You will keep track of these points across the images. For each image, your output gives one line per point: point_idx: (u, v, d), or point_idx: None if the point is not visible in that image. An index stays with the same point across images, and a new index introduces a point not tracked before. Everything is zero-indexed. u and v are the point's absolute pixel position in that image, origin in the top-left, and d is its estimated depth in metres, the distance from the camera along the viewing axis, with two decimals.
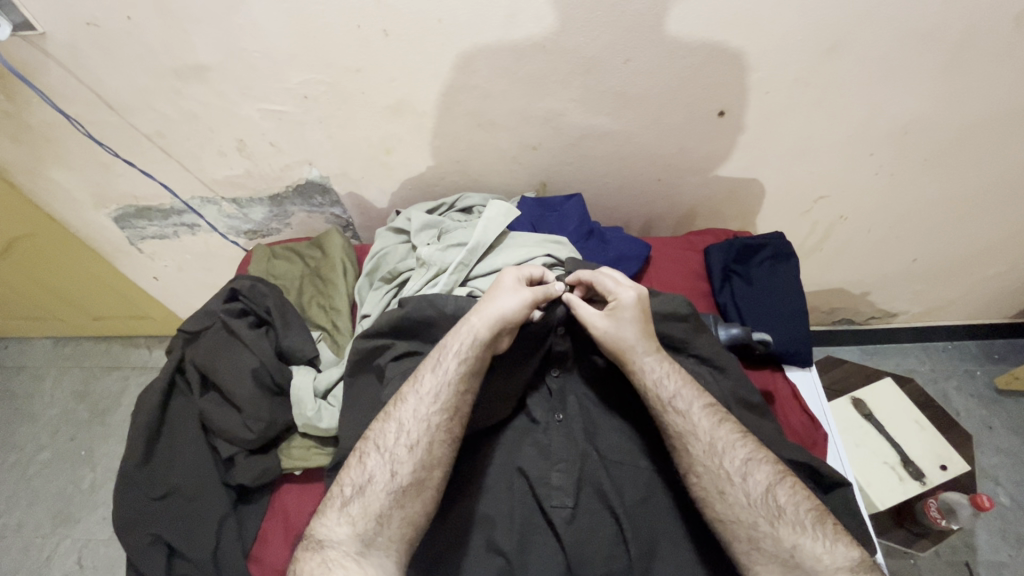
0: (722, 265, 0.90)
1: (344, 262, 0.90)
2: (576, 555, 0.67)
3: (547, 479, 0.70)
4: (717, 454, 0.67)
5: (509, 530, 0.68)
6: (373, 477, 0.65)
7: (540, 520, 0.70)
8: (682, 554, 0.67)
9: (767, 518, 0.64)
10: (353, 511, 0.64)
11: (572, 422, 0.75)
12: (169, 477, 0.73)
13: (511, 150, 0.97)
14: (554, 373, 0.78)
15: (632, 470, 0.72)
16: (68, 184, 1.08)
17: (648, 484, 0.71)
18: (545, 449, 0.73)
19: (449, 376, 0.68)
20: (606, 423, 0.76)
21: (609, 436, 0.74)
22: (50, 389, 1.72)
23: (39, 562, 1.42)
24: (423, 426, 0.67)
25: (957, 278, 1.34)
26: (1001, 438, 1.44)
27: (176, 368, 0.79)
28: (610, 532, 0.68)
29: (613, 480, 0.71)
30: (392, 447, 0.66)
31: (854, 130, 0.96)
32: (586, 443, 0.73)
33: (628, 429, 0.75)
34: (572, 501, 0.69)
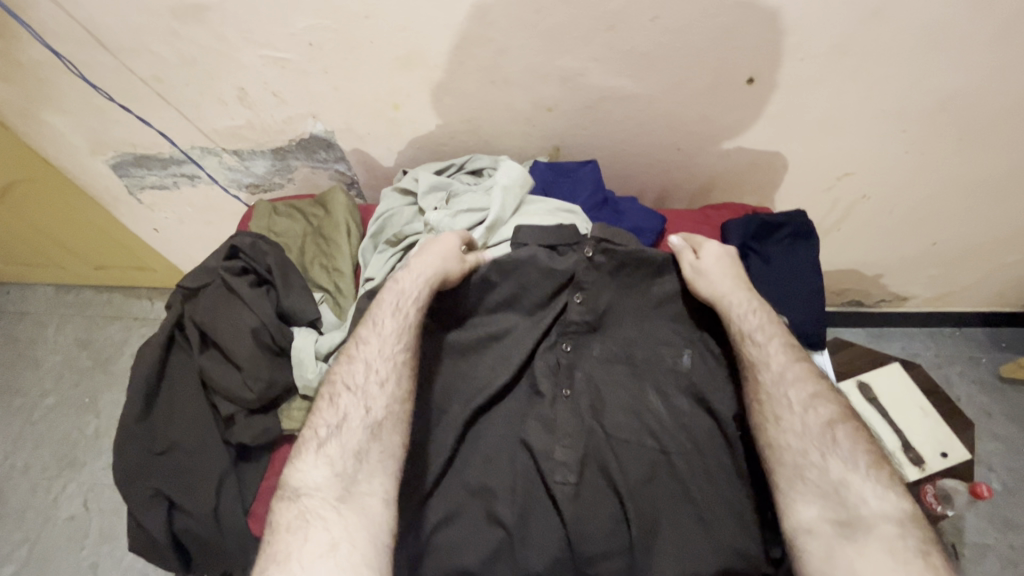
0: (739, 241, 0.85)
1: (348, 223, 0.87)
2: (576, 533, 0.66)
3: (557, 454, 0.69)
4: (784, 384, 0.69)
5: (509, 502, 0.68)
6: (348, 416, 0.65)
7: (541, 493, 0.69)
8: (686, 537, 0.66)
9: (820, 449, 0.64)
10: (331, 452, 0.63)
11: (580, 398, 0.73)
12: (169, 434, 0.72)
13: (525, 111, 0.93)
14: (565, 348, 0.75)
15: (639, 447, 0.70)
16: (63, 128, 1.04)
17: (653, 463, 0.70)
18: (550, 425, 0.71)
19: (410, 318, 0.70)
20: (615, 397, 0.73)
21: (615, 414, 0.72)
22: (53, 336, 1.72)
23: (46, 503, 1.46)
24: (389, 363, 0.68)
25: (974, 264, 1.31)
26: (999, 425, 1.44)
27: (174, 324, 0.75)
28: (612, 509, 0.68)
29: (620, 458, 0.70)
30: (364, 385, 0.67)
31: (888, 104, 0.91)
32: (596, 419, 0.72)
33: (637, 406, 0.72)
34: (577, 477, 0.68)
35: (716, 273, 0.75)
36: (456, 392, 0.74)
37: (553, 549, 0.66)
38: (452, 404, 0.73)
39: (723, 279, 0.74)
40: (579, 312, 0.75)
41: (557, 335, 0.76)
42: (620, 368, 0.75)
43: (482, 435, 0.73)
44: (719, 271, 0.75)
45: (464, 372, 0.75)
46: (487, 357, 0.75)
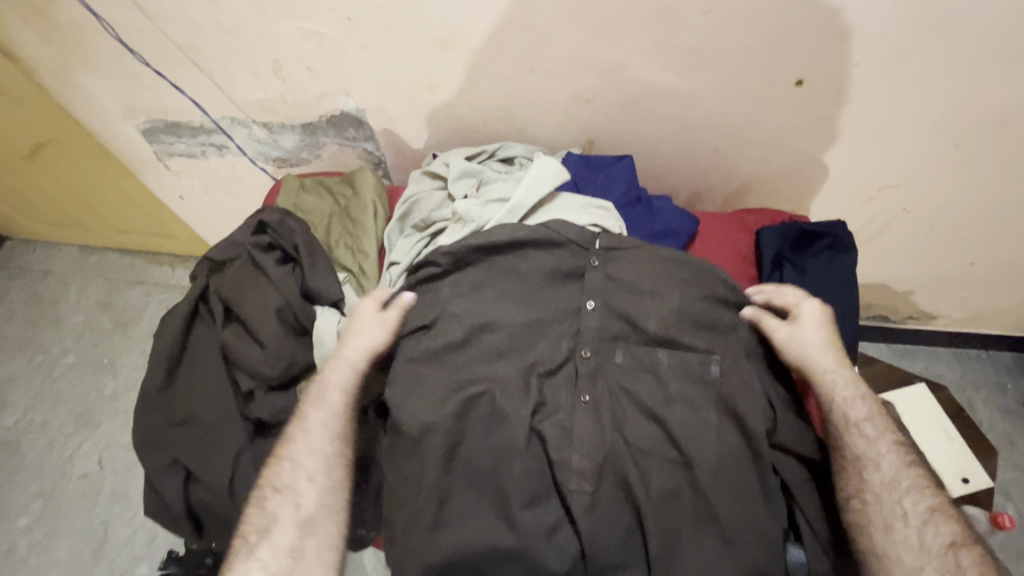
0: (774, 250, 0.82)
1: (376, 206, 0.86)
2: (592, 544, 0.61)
3: (574, 462, 0.64)
4: (899, 492, 0.62)
5: (527, 507, 0.61)
6: (276, 517, 0.60)
7: (552, 500, 0.63)
8: (709, 547, 0.60)
9: (940, 573, 0.57)
10: (264, 555, 0.58)
11: (597, 407, 0.67)
12: (189, 404, 0.71)
13: (562, 102, 0.90)
14: (584, 355, 0.69)
15: (663, 460, 0.64)
16: (96, 91, 1.04)
17: (677, 476, 0.63)
18: (565, 432, 0.66)
19: (335, 407, 0.67)
20: (635, 408, 0.67)
21: (637, 422, 0.66)
22: (76, 297, 1.75)
23: (62, 459, 1.50)
24: (321, 456, 0.65)
25: (1010, 288, 1.27)
26: (1021, 454, 1.41)
27: (200, 297, 0.75)
28: (627, 519, 0.63)
29: (642, 470, 0.63)
30: (294, 480, 0.63)
31: (943, 117, 0.87)
32: (616, 429, 0.66)
33: (662, 414, 0.65)
34: (592, 486, 0.63)
35: (812, 343, 0.70)
36: (443, 391, 0.66)
37: (560, 557, 0.60)
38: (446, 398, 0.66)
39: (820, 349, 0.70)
40: (596, 320, 0.70)
41: (576, 341, 0.70)
42: (647, 377, 0.68)
43: (474, 445, 0.64)
44: (813, 340, 0.70)
45: (465, 364, 0.68)
46: (492, 347, 0.68)
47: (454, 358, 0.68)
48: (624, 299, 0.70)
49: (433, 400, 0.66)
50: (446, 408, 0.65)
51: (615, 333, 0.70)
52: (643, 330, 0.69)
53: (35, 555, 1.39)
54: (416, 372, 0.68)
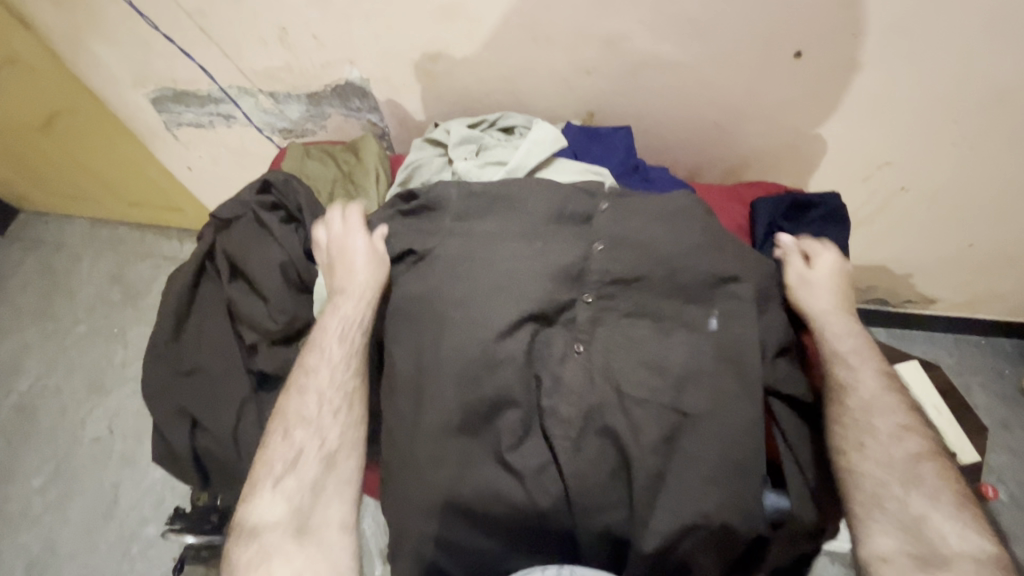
0: (768, 220, 0.82)
1: (377, 170, 0.89)
2: (576, 486, 0.61)
3: (562, 407, 0.64)
4: (873, 412, 0.64)
5: (520, 450, 0.63)
6: (301, 453, 0.62)
7: (539, 445, 0.64)
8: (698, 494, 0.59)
9: (902, 483, 0.59)
10: (288, 488, 0.60)
11: (589, 357, 0.67)
12: (196, 356, 0.74)
13: (564, 72, 0.91)
14: (588, 299, 0.69)
15: (653, 409, 0.63)
16: (107, 58, 1.06)
17: (668, 424, 0.62)
18: (557, 379, 0.66)
19: (354, 344, 0.69)
20: (630, 359, 0.66)
21: (630, 372, 0.65)
22: (87, 268, 1.78)
23: (74, 424, 1.55)
24: (340, 392, 0.67)
25: (1010, 272, 1.27)
26: (1016, 438, 1.42)
27: (206, 254, 0.77)
28: (614, 465, 0.63)
29: (630, 417, 0.63)
30: (317, 419, 0.65)
31: (942, 92, 0.87)
32: (608, 378, 0.65)
33: (657, 364, 0.65)
34: (577, 428, 0.64)
35: (818, 288, 0.73)
36: (446, 331, 0.65)
37: (545, 496, 0.62)
38: (444, 337, 0.65)
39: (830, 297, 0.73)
40: (602, 264, 0.70)
41: (579, 289, 0.70)
42: (643, 332, 0.68)
43: (466, 372, 0.64)
44: (826, 288, 0.74)
45: (460, 292, 0.67)
46: (488, 277, 0.67)
47: (460, 283, 0.67)
48: (633, 247, 0.70)
49: (431, 318, 0.66)
50: (449, 325, 0.65)
51: (620, 280, 0.70)
52: (646, 282, 0.69)
53: (50, 513, 1.44)
54: (416, 295, 0.69)
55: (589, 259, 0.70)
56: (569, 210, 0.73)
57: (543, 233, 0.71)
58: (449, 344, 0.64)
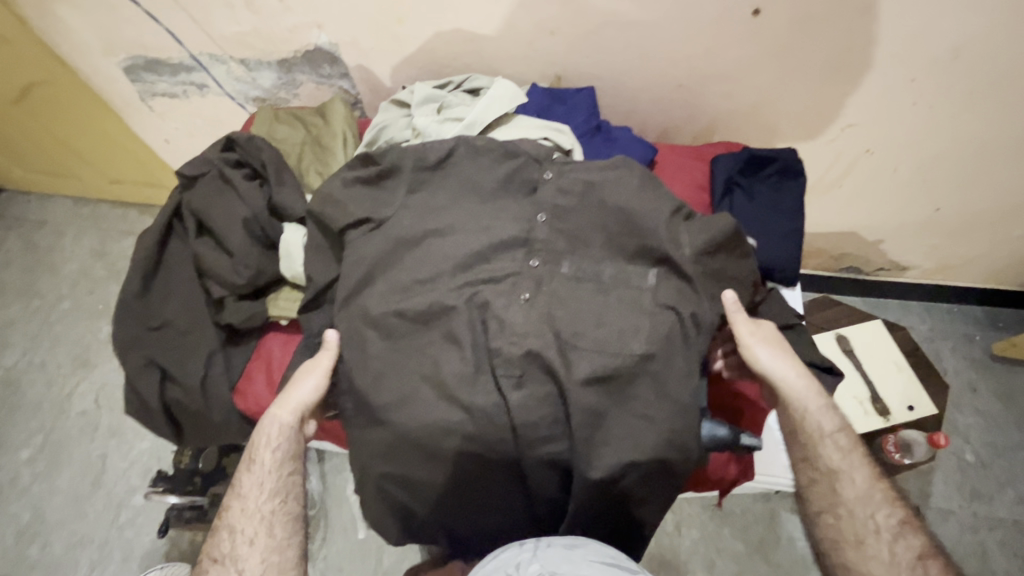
0: (727, 175, 0.84)
1: (345, 132, 0.90)
2: (521, 419, 0.63)
3: (501, 351, 0.65)
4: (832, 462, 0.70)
5: (471, 389, 0.65)
6: (263, 511, 0.68)
7: (485, 384, 0.65)
8: (634, 424, 0.63)
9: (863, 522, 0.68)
10: (258, 540, 0.66)
11: (535, 308, 0.68)
12: (164, 311, 0.76)
13: (529, 34, 0.92)
14: (534, 262, 0.70)
15: (592, 355, 0.65)
16: (75, 25, 1.05)
17: (605, 364, 0.64)
18: (502, 323, 0.67)
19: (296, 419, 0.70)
20: (574, 307, 0.67)
21: (573, 316, 0.67)
22: (69, 246, 1.79)
23: (61, 397, 1.57)
24: (291, 458, 0.70)
25: (975, 237, 1.30)
26: (983, 401, 1.46)
27: (173, 212, 0.78)
28: (554, 403, 0.64)
29: (567, 356, 0.65)
30: (271, 483, 0.69)
31: (896, 49, 0.89)
32: (552, 328, 0.66)
33: (600, 315, 0.67)
34: (520, 369, 0.65)
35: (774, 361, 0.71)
36: (412, 304, 0.68)
37: (491, 428, 0.64)
38: (395, 297, 0.69)
39: (786, 360, 0.71)
40: (545, 233, 0.71)
41: (526, 251, 0.71)
42: (589, 285, 0.69)
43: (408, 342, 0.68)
44: (777, 359, 0.71)
45: (413, 262, 0.70)
46: (438, 249, 0.70)
47: (415, 254, 0.71)
48: (576, 214, 0.72)
49: (384, 290, 0.69)
50: (395, 294, 0.69)
51: (566, 246, 0.71)
52: (589, 243, 0.71)
53: (38, 483, 1.47)
54: (363, 265, 0.70)
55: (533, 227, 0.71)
56: (518, 176, 0.74)
57: (495, 198, 0.73)
58: (395, 314, 0.68)
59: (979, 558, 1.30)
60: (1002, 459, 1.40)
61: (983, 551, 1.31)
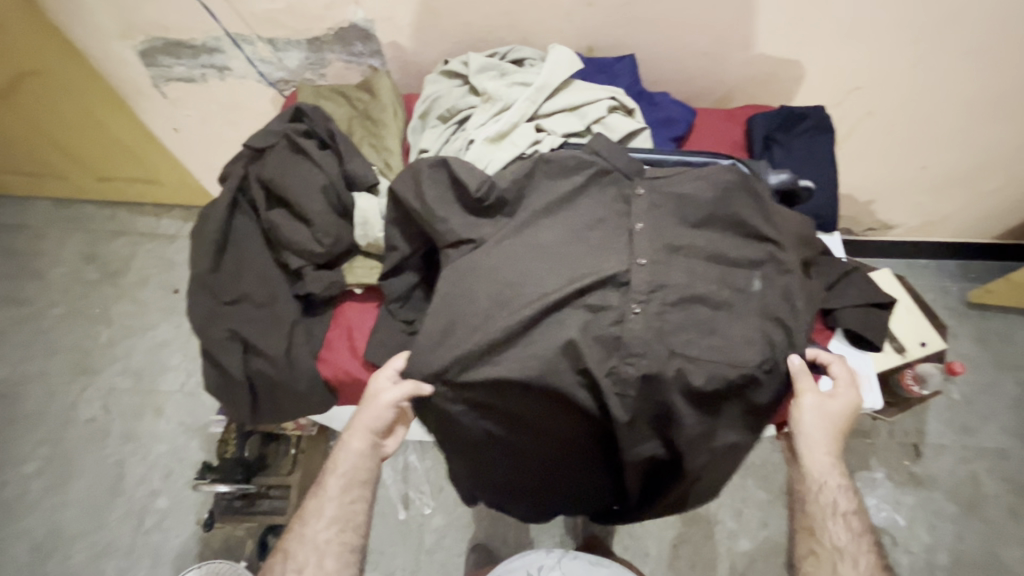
0: (764, 133, 0.91)
1: (394, 105, 0.91)
2: (635, 342, 0.66)
3: (628, 370, 0.66)
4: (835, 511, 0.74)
5: (586, 320, 0.67)
6: (321, 536, 0.71)
7: (591, 321, 0.67)
8: (733, 350, 0.67)
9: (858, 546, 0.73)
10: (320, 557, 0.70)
11: (648, 316, 0.67)
12: (240, 284, 0.76)
13: (566, 6, 0.96)
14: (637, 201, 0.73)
15: (700, 365, 0.67)
16: (91, 6, 1.02)
17: (703, 296, 0.69)
18: (615, 255, 0.70)
19: (355, 463, 0.73)
20: (684, 308, 0.68)
21: (672, 246, 0.71)
22: (58, 248, 1.70)
23: (66, 406, 1.50)
24: (351, 495, 0.73)
25: (956, 193, 1.42)
26: (963, 344, 1.60)
27: (240, 186, 0.78)
28: (662, 335, 0.67)
29: (669, 287, 0.68)
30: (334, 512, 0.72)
31: (903, 14, 0.97)
32: (669, 339, 0.67)
33: (713, 268, 0.71)
34: (629, 301, 0.68)
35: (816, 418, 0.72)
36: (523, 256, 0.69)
37: (611, 350, 0.67)
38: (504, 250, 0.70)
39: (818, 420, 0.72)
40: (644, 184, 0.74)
41: (628, 234, 0.71)
42: (679, 227, 0.72)
43: (509, 355, 0.67)
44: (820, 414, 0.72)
45: (513, 276, 0.68)
46: (541, 265, 0.69)
47: (512, 260, 0.69)
48: (670, 220, 0.72)
49: (488, 305, 0.68)
50: (506, 307, 0.67)
51: (667, 248, 0.70)
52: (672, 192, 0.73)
53: (51, 496, 1.40)
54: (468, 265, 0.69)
55: (631, 203, 0.73)
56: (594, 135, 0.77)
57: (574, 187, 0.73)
58: (509, 329, 0.66)
59: (971, 485, 1.44)
60: (984, 396, 1.54)
61: (974, 478, 1.44)
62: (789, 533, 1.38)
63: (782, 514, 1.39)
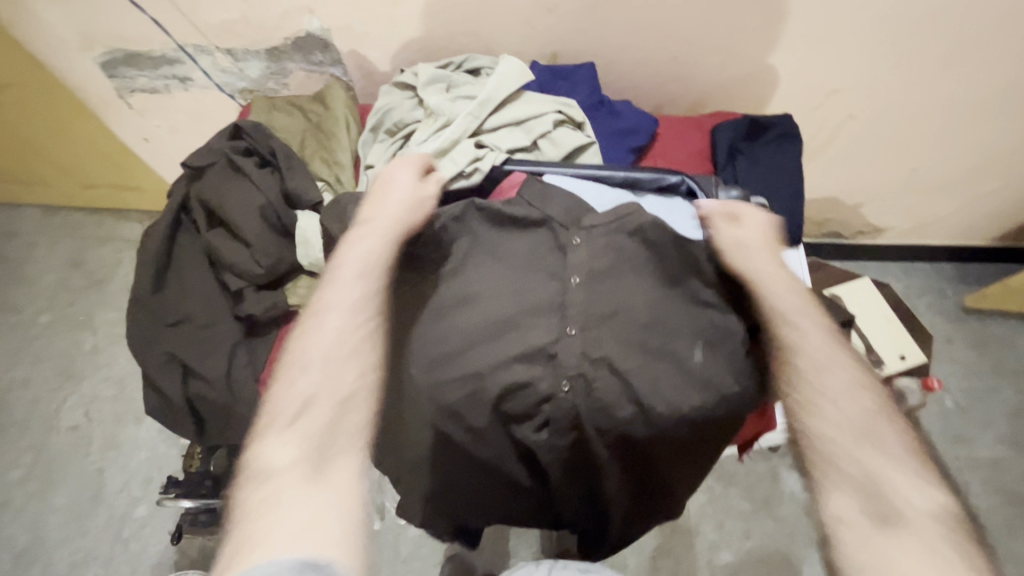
0: (728, 142, 0.87)
1: (347, 117, 0.89)
2: (561, 403, 0.62)
3: (557, 442, 0.63)
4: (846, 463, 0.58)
5: (511, 368, 0.63)
6: (311, 394, 0.59)
7: (514, 368, 0.63)
8: (679, 400, 0.61)
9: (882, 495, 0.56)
10: (299, 432, 0.57)
11: (577, 394, 0.62)
12: (180, 306, 0.75)
13: (525, 12, 0.93)
14: (575, 241, 0.67)
15: (638, 438, 0.63)
16: (50, 18, 1.01)
17: (637, 338, 0.63)
18: (548, 301, 0.65)
19: (361, 257, 0.65)
20: (618, 386, 0.62)
21: (606, 284, 0.65)
22: (44, 256, 1.70)
23: (49, 414, 1.51)
24: (353, 325, 0.62)
25: (949, 195, 1.37)
26: (958, 350, 1.55)
27: (181, 206, 0.77)
28: (592, 385, 0.62)
29: (601, 336, 0.63)
30: (330, 356, 0.61)
31: (879, 14, 0.93)
32: (598, 395, 0.62)
33: (653, 317, 0.64)
34: (552, 351, 0.63)
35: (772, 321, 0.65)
36: (451, 310, 0.66)
37: (534, 406, 0.63)
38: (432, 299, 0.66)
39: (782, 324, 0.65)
40: (587, 228, 0.68)
41: (564, 272, 0.67)
42: (618, 269, 0.66)
43: (429, 410, 0.63)
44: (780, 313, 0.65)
45: (439, 336, 0.65)
46: (471, 314, 0.65)
47: (438, 322, 0.65)
48: (609, 276, 0.66)
49: (411, 373, 0.64)
50: (428, 377, 0.64)
51: (603, 308, 0.64)
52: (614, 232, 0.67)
53: (34, 503, 1.42)
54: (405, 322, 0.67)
55: (566, 254, 0.67)
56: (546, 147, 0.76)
57: (508, 232, 0.69)
58: (431, 406, 0.63)
59: (964, 496, 1.39)
60: (980, 404, 1.49)
61: (968, 489, 1.39)
62: (773, 547, 1.34)
63: (765, 526, 1.34)
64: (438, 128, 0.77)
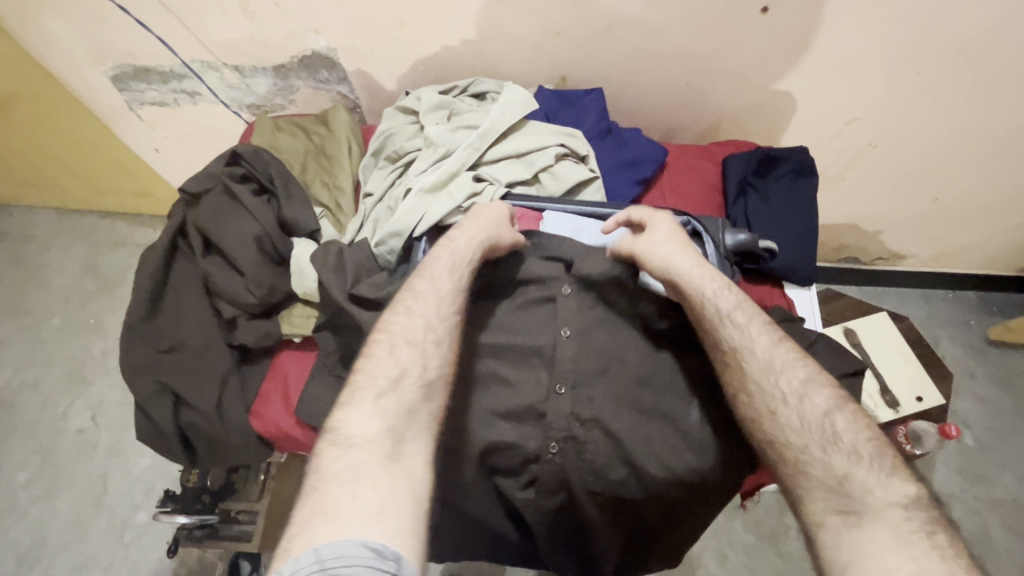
0: (740, 176, 0.85)
1: (349, 140, 0.88)
2: (552, 461, 0.65)
3: (547, 500, 0.66)
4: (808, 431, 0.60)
5: (505, 423, 0.66)
6: (407, 368, 0.60)
7: (503, 423, 0.66)
8: (671, 460, 0.64)
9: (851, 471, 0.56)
10: (387, 404, 0.57)
11: (565, 456, 0.65)
12: (174, 332, 0.74)
13: (533, 35, 0.91)
14: (566, 290, 0.71)
15: (628, 500, 0.65)
16: (61, 34, 1.01)
17: (625, 394, 0.66)
18: (541, 358, 0.68)
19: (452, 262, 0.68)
20: (610, 448, 0.65)
21: (599, 337, 0.69)
22: (58, 259, 1.73)
23: (56, 416, 1.53)
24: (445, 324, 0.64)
25: (974, 226, 1.32)
26: (981, 385, 1.49)
27: (178, 230, 0.76)
28: (583, 445, 0.65)
29: (590, 397, 0.66)
30: (422, 340, 0.62)
31: (904, 44, 0.89)
32: (586, 454, 0.65)
33: (644, 374, 0.67)
34: (541, 407, 0.66)
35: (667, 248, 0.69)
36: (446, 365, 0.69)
37: (522, 460, 0.65)
38: None
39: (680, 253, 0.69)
40: (573, 285, 0.71)
41: (556, 324, 0.69)
42: (602, 328, 0.69)
43: None
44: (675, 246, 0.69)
45: None
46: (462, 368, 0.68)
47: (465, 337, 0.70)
48: (599, 332, 0.69)
49: None
50: None
51: (594, 363, 0.67)
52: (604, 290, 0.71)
53: (38, 506, 1.43)
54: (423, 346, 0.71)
55: (557, 305, 0.70)
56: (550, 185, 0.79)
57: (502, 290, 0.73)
58: None
59: (982, 539, 1.33)
60: (1001, 443, 1.42)
61: (987, 531, 1.33)
62: None
63: (771, 562, 1.29)
64: (439, 158, 0.77)
